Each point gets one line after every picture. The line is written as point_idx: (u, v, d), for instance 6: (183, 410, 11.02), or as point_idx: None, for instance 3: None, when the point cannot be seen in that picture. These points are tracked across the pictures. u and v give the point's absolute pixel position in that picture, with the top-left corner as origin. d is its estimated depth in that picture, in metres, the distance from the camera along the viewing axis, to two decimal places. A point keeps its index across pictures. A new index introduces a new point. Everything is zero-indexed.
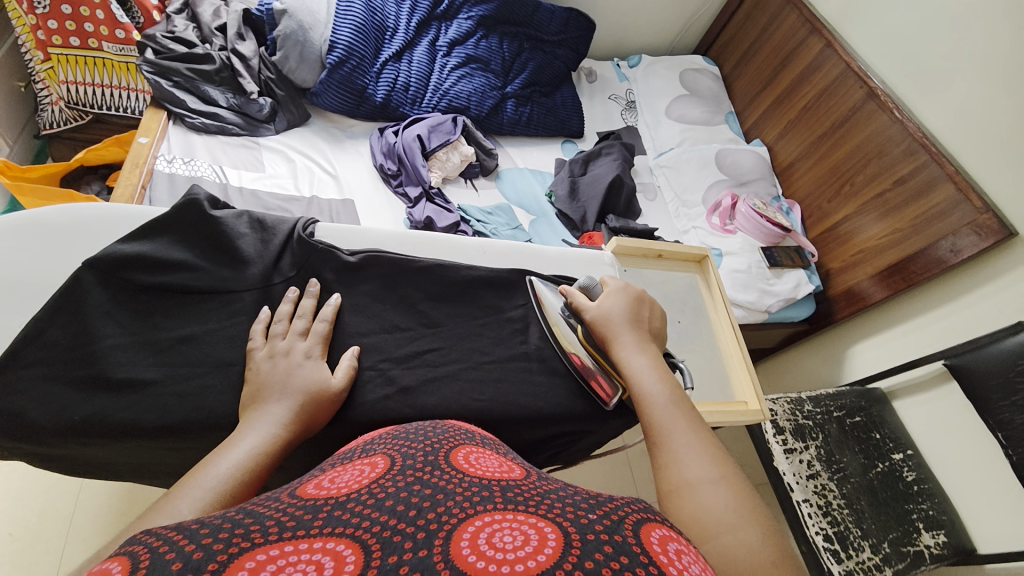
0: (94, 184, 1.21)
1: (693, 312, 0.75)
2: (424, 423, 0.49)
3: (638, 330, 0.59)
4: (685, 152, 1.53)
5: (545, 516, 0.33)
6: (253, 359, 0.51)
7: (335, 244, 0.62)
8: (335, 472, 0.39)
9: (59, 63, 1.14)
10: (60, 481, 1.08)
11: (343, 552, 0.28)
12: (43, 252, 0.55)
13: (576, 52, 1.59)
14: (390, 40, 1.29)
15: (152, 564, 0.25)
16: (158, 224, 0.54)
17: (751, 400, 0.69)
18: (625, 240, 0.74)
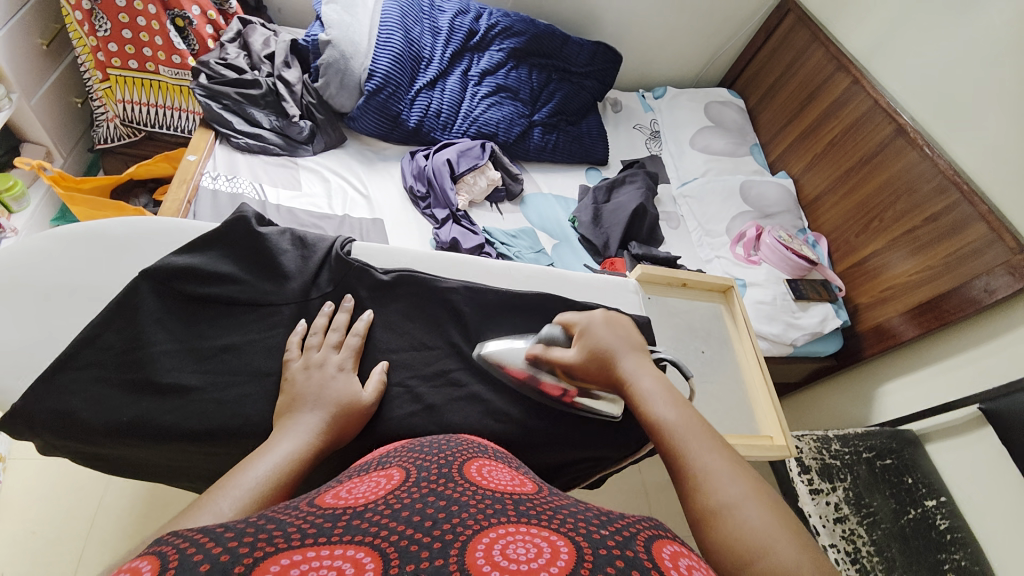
0: (142, 197, 1.29)
1: (717, 343, 0.74)
2: (439, 437, 0.50)
3: (630, 346, 0.54)
4: (709, 182, 1.54)
5: (557, 530, 0.33)
6: (288, 369, 0.53)
7: (369, 262, 0.64)
8: (353, 483, 0.41)
9: (117, 84, 1.23)
10: (87, 482, 1.11)
11: (362, 559, 0.29)
12: (101, 260, 0.58)
13: (602, 84, 1.63)
14: (425, 70, 1.35)
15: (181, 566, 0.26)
16: (208, 238, 0.58)
17: (776, 435, 0.67)
18: (649, 267, 0.73)
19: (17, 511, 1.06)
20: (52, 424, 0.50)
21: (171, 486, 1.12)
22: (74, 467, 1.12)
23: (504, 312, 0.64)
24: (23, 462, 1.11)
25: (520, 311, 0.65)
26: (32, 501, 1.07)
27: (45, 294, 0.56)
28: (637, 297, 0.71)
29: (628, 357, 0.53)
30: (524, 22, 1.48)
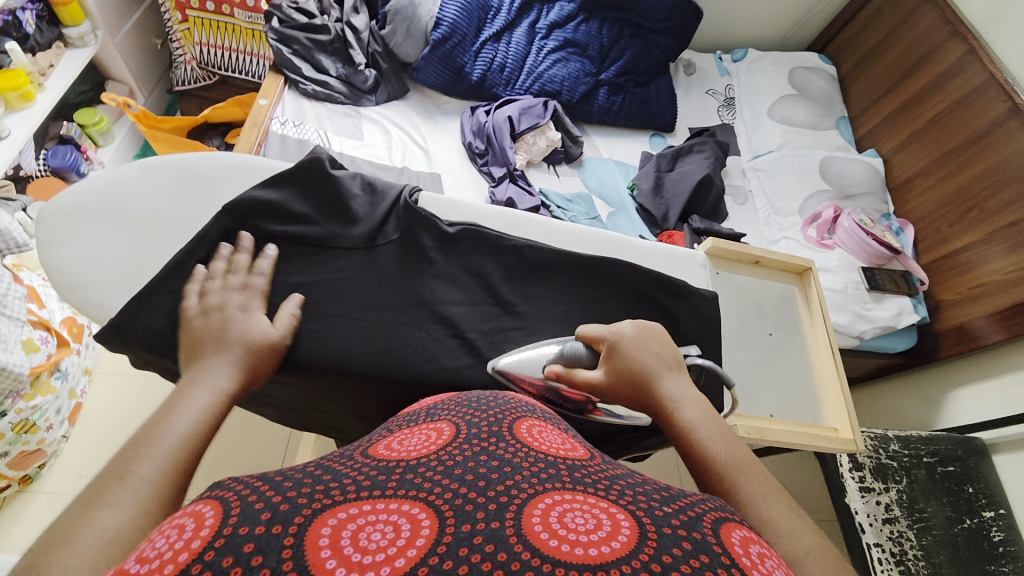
0: (215, 140, 1.34)
1: (787, 326, 0.70)
2: (486, 392, 0.49)
3: (670, 369, 0.50)
4: (785, 156, 1.43)
5: (618, 504, 0.32)
6: (186, 318, 0.51)
7: (436, 214, 0.64)
8: (403, 434, 0.41)
9: (195, 25, 1.27)
10: (158, 400, 1.19)
11: (416, 515, 0.30)
12: (184, 192, 0.61)
13: (677, 42, 1.51)
14: (492, 20, 1.31)
15: (243, 514, 0.27)
16: (285, 175, 0.59)
17: (842, 427, 0.66)
18: (723, 242, 0.69)
19: (102, 418, 1.16)
20: (145, 340, 0.55)
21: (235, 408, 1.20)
22: (149, 383, 1.21)
23: (566, 274, 0.61)
24: (106, 375, 1.21)
25: (585, 274, 0.62)
26: (115, 409, 1.17)
27: (137, 219, 0.59)
28: (705, 271, 0.67)
29: (673, 385, 0.49)
30: None
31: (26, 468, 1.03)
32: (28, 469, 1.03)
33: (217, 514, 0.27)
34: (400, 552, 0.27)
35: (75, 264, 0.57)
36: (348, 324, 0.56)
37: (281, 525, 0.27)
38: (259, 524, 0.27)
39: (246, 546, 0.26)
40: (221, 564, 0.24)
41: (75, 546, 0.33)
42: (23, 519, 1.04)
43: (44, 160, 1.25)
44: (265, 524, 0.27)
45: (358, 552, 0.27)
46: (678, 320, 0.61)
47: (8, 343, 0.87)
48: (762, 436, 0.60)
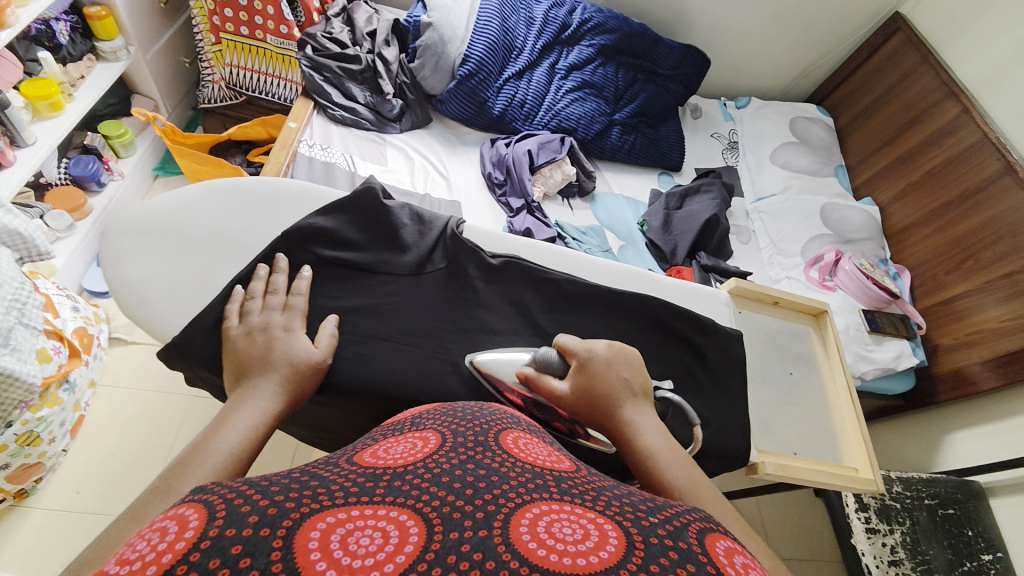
0: (237, 157, 1.36)
1: (805, 364, 0.73)
2: (473, 403, 0.51)
3: (633, 394, 0.52)
4: (788, 200, 1.49)
5: (603, 514, 0.34)
6: (230, 336, 0.53)
7: (478, 244, 0.66)
8: (390, 443, 0.42)
9: (228, 48, 1.31)
10: (162, 416, 1.17)
11: (406, 522, 0.30)
12: (244, 214, 0.63)
13: (687, 88, 1.59)
14: (515, 59, 1.37)
15: (230, 517, 0.28)
16: (342, 204, 0.62)
17: (862, 467, 0.67)
18: (745, 282, 0.72)
19: (103, 431, 1.13)
20: (195, 357, 0.55)
21: None
22: (154, 397, 1.19)
23: (604, 309, 0.63)
24: (110, 387, 1.19)
25: (620, 308, 0.63)
26: (118, 423, 1.15)
27: (199, 239, 0.61)
28: (732, 311, 0.70)
29: (635, 410, 0.51)
30: (617, 19, 1.46)
31: (22, 482, 1.00)
32: (25, 483, 1.00)
33: (201, 515, 0.28)
34: (389, 559, 0.27)
35: (136, 282, 0.58)
36: (395, 349, 0.58)
37: (270, 529, 0.27)
38: (247, 526, 0.27)
39: (233, 548, 0.26)
40: (209, 566, 0.25)
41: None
42: (15, 536, 1.00)
43: (65, 169, 1.25)
44: (254, 527, 0.27)
45: (347, 556, 0.27)
46: (707, 357, 0.63)
47: (20, 350, 0.86)
48: (790, 474, 0.62)
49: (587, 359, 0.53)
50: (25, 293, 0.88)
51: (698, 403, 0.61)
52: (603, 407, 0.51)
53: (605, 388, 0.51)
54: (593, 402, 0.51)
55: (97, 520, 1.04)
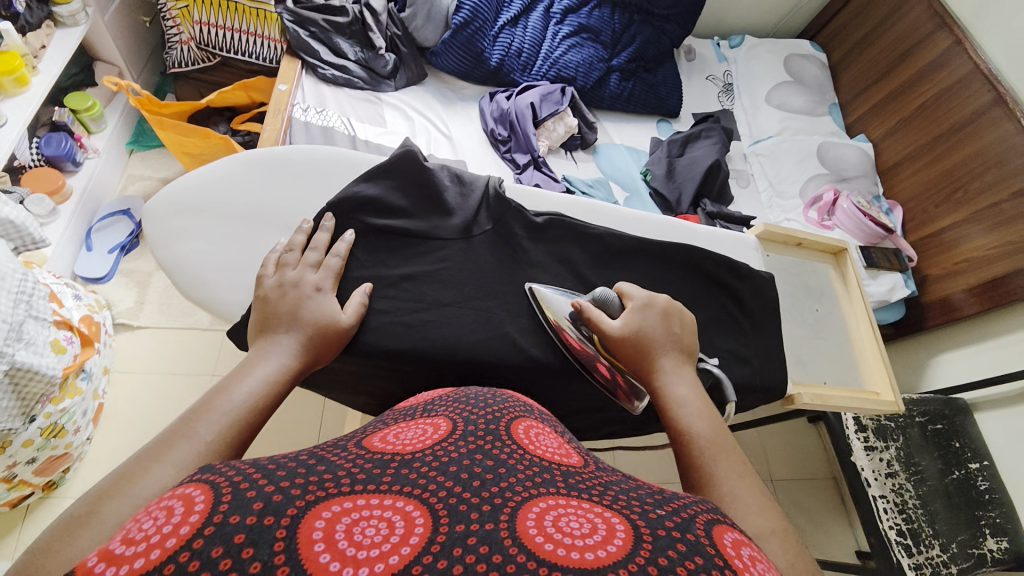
0: (221, 126, 1.28)
1: (829, 299, 0.82)
2: (485, 390, 0.51)
3: (679, 350, 0.55)
4: (785, 141, 1.50)
5: (613, 508, 0.34)
6: (263, 285, 0.56)
7: (522, 204, 0.70)
8: (400, 429, 0.43)
9: (195, 4, 1.19)
10: (182, 399, 1.16)
11: (411, 513, 0.31)
12: (287, 186, 0.68)
13: (683, 28, 1.55)
14: (510, 4, 1.31)
15: (234, 503, 0.28)
16: (384, 169, 0.65)
17: (884, 392, 0.77)
18: (772, 225, 0.77)
19: (125, 418, 1.12)
20: None
21: None
22: (171, 379, 1.18)
23: (642, 261, 0.68)
24: (124, 372, 1.17)
25: (656, 258, 0.68)
26: (138, 407, 1.14)
27: (242, 212, 0.67)
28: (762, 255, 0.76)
29: (676, 363, 0.54)
30: None
31: (51, 474, 0.99)
32: (53, 474, 0.99)
33: (207, 498, 0.29)
34: (393, 551, 0.28)
35: (192, 259, 0.65)
36: (457, 313, 0.62)
37: (274, 516, 0.28)
38: (251, 512, 0.28)
39: (237, 536, 0.26)
40: (209, 555, 0.25)
41: (129, 495, 0.34)
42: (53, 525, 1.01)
43: (38, 148, 1.16)
44: (258, 514, 0.28)
45: (352, 547, 0.28)
46: (745, 301, 0.69)
47: (34, 343, 0.82)
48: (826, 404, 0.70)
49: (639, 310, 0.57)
50: (30, 285, 0.83)
51: (739, 344, 0.67)
52: (646, 354, 0.54)
53: (652, 340, 0.55)
54: (637, 348, 0.54)
55: None
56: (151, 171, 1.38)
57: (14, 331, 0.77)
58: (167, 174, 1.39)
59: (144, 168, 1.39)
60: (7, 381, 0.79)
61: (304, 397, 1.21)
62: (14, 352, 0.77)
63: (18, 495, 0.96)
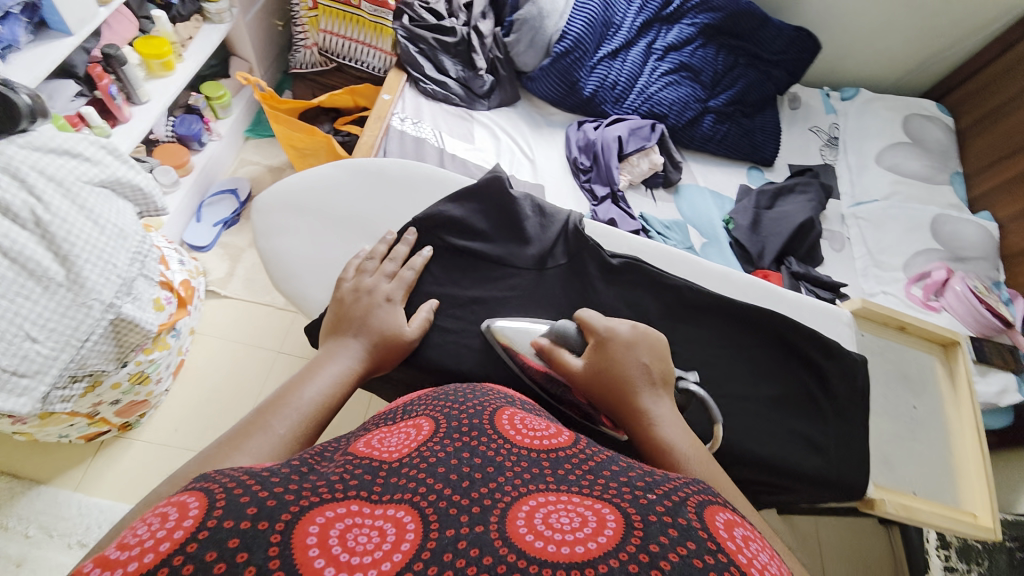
0: (325, 125, 1.38)
1: (929, 396, 0.79)
2: (462, 386, 0.51)
3: (651, 381, 0.50)
4: (891, 207, 1.37)
5: (602, 497, 0.34)
6: (342, 289, 0.61)
7: (600, 243, 0.70)
8: (385, 433, 0.43)
9: (323, 14, 1.31)
10: (251, 368, 1.25)
11: (402, 518, 0.32)
12: (381, 195, 0.73)
13: (791, 75, 1.47)
14: (612, 37, 1.32)
15: (228, 508, 0.29)
16: (470, 192, 0.69)
17: (982, 515, 0.72)
18: (870, 303, 0.77)
19: (199, 376, 1.23)
20: None
21: None
22: (242, 349, 1.28)
23: (717, 319, 0.64)
24: (206, 335, 1.28)
25: (733, 319, 0.64)
26: (210, 370, 1.24)
27: (339, 216, 0.72)
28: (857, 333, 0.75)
29: (653, 400, 0.49)
30: None
31: (128, 416, 1.09)
32: (130, 417, 1.10)
33: (201, 503, 0.29)
34: (386, 557, 0.29)
35: (286, 254, 0.70)
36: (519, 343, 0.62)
37: (269, 522, 0.29)
38: (246, 517, 0.29)
39: (231, 541, 0.27)
40: (204, 559, 0.26)
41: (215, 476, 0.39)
42: (120, 463, 1.12)
43: (172, 127, 1.32)
44: (252, 518, 0.29)
45: (345, 553, 0.29)
46: (829, 382, 0.63)
47: (140, 298, 0.92)
48: (911, 515, 0.67)
49: (608, 338, 0.53)
50: (147, 247, 0.93)
51: (815, 429, 0.61)
52: (620, 391, 0.49)
53: (627, 379, 0.50)
54: (607, 385, 0.50)
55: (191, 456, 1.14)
56: (260, 158, 1.53)
57: (125, 285, 0.87)
58: (273, 162, 1.52)
59: (255, 154, 1.53)
60: (111, 329, 0.88)
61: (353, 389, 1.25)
62: (121, 305, 0.86)
63: (98, 430, 1.07)
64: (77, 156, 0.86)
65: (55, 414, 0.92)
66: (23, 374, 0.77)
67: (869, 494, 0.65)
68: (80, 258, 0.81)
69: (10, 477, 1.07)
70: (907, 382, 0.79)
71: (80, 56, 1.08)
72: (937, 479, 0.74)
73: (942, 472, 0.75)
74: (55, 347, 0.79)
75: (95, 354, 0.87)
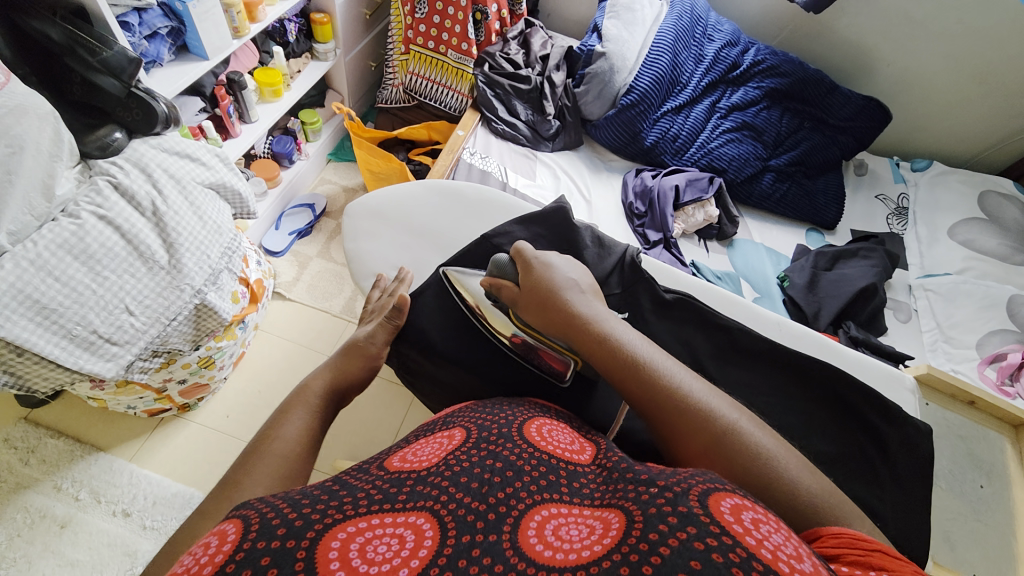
0: (401, 154, 1.51)
1: (1005, 485, 0.73)
2: (503, 400, 0.57)
3: (581, 289, 0.60)
4: (965, 282, 1.30)
5: (611, 505, 0.39)
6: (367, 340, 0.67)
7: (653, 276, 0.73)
8: (418, 446, 0.49)
9: (414, 58, 1.47)
10: (304, 367, 1.33)
11: (422, 525, 0.37)
12: (452, 215, 0.80)
13: (859, 142, 1.47)
14: (677, 94, 1.38)
15: (261, 530, 0.34)
16: (537, 218, 0.74)
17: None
18: (937, 372, 0.73)
19: (255, 369, 1.31)
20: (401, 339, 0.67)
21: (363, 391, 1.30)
22: (296, 349, 1.36)
23: (769, 366, 0.64)
24: (266, 332, 1.37)
25: (787, 368, 0.63)
26: (265, 364, 1.33)
27: (412, 232, 0.79)
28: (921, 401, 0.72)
29: (587, 304, 0.58)
30: (792, 63, 1.40)
31: (189, 398, 1.18)
32: (190, 399, 1.19)
33: (237, 529, 0.34)
34: (405, 562, 0.33)
35: (370, 257, 0.78)
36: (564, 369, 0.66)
37: (295, 539, 0.34)
38: (278, 536, 0.34)
39: (264, 558, 0.32)
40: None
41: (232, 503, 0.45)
42: (173, 441, 1.20)
43: (270, 145, 1.49)
44: (283, 537, 0.34)
45: (364, 563, 0.33)
46: (889, 447, 0.60)
47: (223, 289, 1.02)
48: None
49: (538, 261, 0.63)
50: (235, 244, 1.05)
51: (872, 495, 0.58)
52: (560, 303, 0.58)
53: (560, 291, 0.59)
54: (550, 303, 0.59)
55: (237, 443, 1.21)
56: (337, 178, 1.68)
57: (213, 276, 0.98)
58: (348, 183, 1.67)
59: (334, 175, 1.69)
60: (195, 312, 0.98)
61: (392, 399, 1.28)
62: (207, 293, 0.96)
63: (160, 407, 1.16)
64: (195, 160, 0.99)
65: (130, 384, 1.02)
66: (114, 342, 0.86)
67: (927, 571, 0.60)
68: (183, 246, 0.92)
69: (77, 440, 1.17)
70: (976, 462, 0.74)
71: (209, 78, 1.24)
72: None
73: (1015, 569, 0.67)
74: (146, 322, 0.89)
75: (176, 334, 0.96)
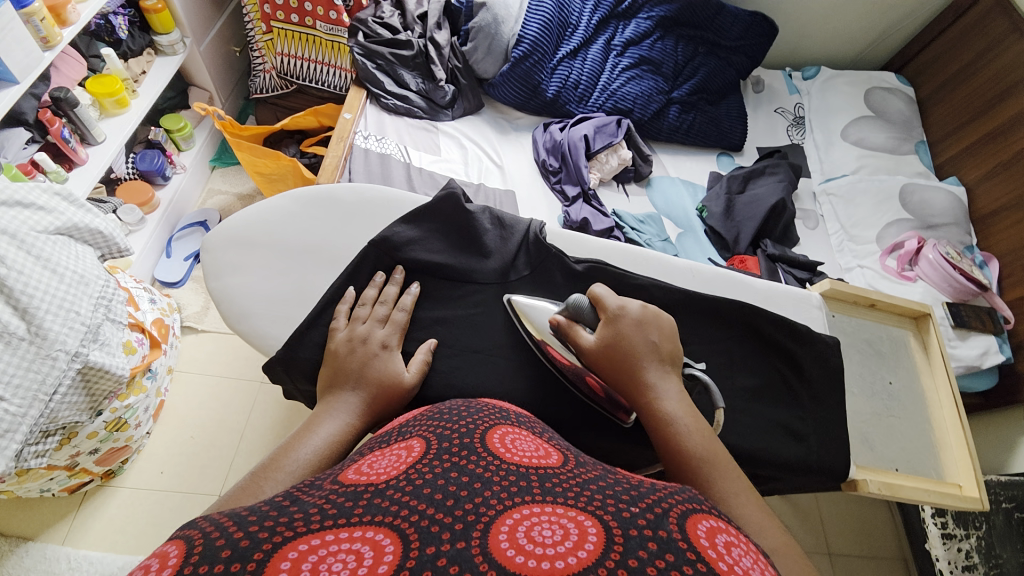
0: (291, 147, 1.36)
1: (903, 372, 0.82)
2: (458, 403, 0.50)
3: (660, 359, 0.54)
4: (861, 181, 1.38)
5: (585, 509, 0.33)
6: (336, 337, 0.62)
7: (563, 249, 0.74)
8: (374, 457, 0.41)
9: (279, 37, 1.29)
10: (238, 399, 1.24)
11: (382, 540, 0.29)
12: (336, 222, 0.73)
13: (751, 60, 1.48)
14: (570, 37, 1.32)
15: (203, 552, 0.28)
16: (426, 212, 0.71)
17: (967, 485, 0.75)
18: (839, 284, 0.78)
19: (181, 416, 1.21)
20: (310, 368, 0.64)
21: (305, 410, 1.24)
22: (223, 382, 1.26)
23: (684, 314, 0.67)
24: (186, 373, 1.26)
25: (698, 310, 0.67)
26: (190, 407, 1.22)
27: (296, 249, 0.72)
28: (826, 313, 0.77)
29: (661, 375, 0.53)
30: None
31: (111, 463, 1.07)
32: (112, 464, 1.08)
33: (180, 551, 0.28)
34: None
35: (238, 293, 0.69)
36: (486, 360, 0.66)
37: (241, 563, 0.27)
38: (218, 561, 0.27)
39: None
40: None
41: None
42: (105, 512, 1.09)
43: (133, 163, 1.30)
44: (224, 561, 0.27)
45: None
46: (792, 368, 0.67)
47: (109, 344, 0.88)
48: (893, 492, 0.70)
49: (619, 313, 0.57)
50: (110, 290, 0.91)
51: (751, 406, 0.66)
52: (630, 366, 0.54)
53: (633, 350, 0.54)
54: (614, 358, 0.54)
55: (180, 497, 1.12)
56: (227, 186, 1.51)
57: (90, 332, 0.84)
58: (241, 190, 1.51)
59: (222, 183, 1.51)
60: (81, 378, 0.85)
61: None
62: (89, 353, 0.83)
63: (79, 481, 1.05)
64: (30, 206, 0.83)
65: (31, 470, 0.90)
66: None
67: (852, 476, 0.68)
68: (40, 309, 0.78)
69: None
70: (880, 358, 0.81)
71: (28, 102, 1.04)
72: (903, 449, 0.77)
73: (908, 440, 0.78)
74: (22, 404, 0.76)
75: (65, 407, 0.84)
